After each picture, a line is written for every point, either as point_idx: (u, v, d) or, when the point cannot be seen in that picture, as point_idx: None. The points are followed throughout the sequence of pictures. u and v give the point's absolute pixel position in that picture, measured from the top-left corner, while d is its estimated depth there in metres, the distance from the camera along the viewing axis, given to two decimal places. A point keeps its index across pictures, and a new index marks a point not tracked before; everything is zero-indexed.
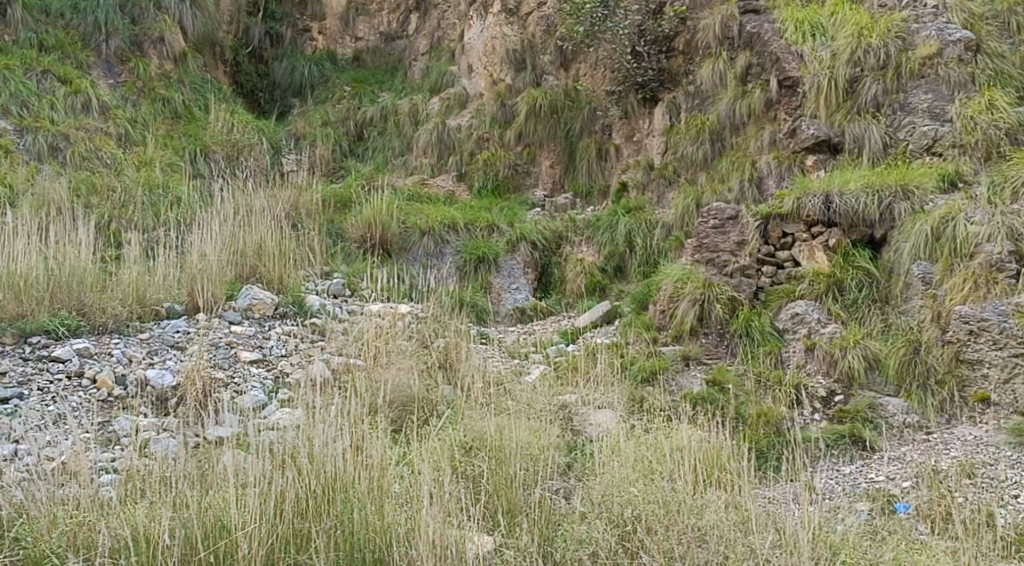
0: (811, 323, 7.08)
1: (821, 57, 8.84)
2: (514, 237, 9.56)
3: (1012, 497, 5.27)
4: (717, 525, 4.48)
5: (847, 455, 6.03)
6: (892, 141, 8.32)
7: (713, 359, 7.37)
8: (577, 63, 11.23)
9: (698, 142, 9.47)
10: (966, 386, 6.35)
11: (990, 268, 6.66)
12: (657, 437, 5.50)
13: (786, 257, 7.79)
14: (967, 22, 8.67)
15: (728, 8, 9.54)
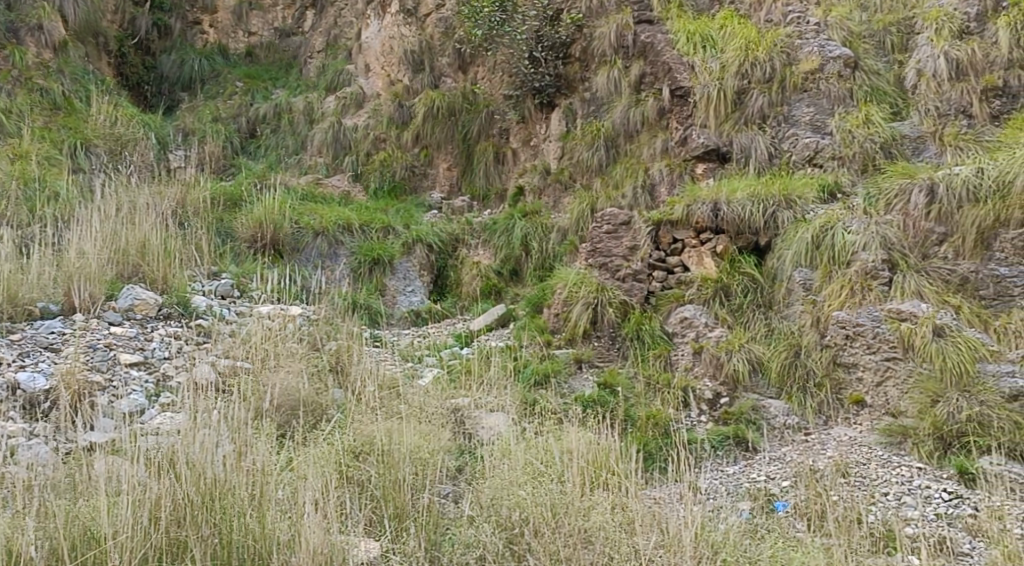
0: (699, 327, 7.29)
1: (711, 68, 9.08)
2: (409, 239, 9.49)
3: (882, 495, 5.53)
4: (603, 527, 4.54)
5: (730, 455, 6.21)
6: (777, 151, 8.62)
7: (605, 361, 7.47)
8: (475, 67, 11.22)
9: (593, 148, 9.60)
10: (843, 388, 6.59)
11: (865, 275, 6.96)
12: (547, 440, 5.56)
13: (677, 262, 8.02)
14: (847, 39, 9.06)
15: (623, 17, 9.78)
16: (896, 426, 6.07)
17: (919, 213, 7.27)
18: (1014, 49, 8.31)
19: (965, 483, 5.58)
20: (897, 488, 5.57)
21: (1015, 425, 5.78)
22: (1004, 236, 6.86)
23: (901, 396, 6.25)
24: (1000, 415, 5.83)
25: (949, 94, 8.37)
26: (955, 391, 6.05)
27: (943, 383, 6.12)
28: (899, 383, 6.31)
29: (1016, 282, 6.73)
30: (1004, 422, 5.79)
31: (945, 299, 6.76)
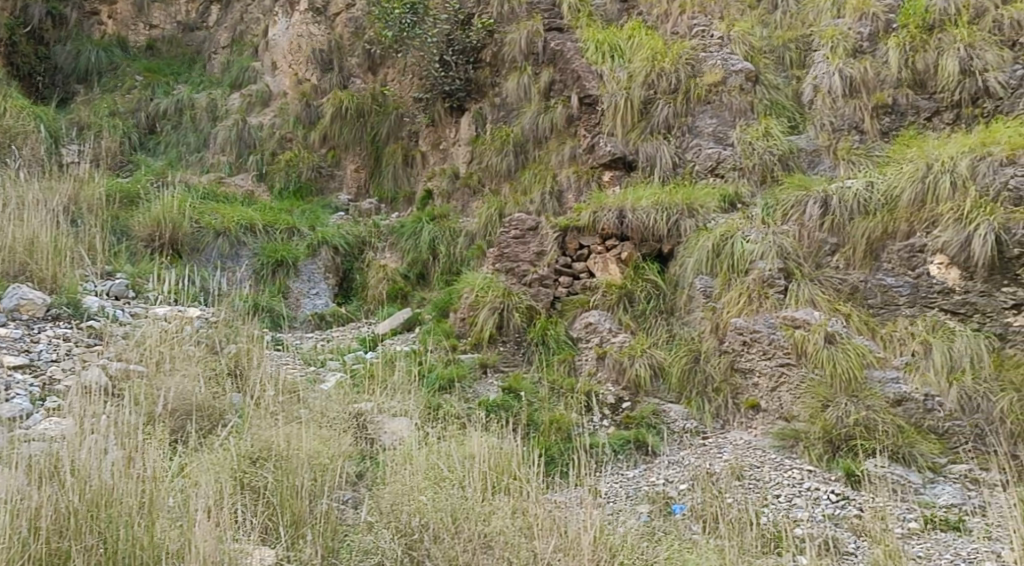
0: (603, 333, 7.40)
1: (619, 77, 9.27)
2: (314, 241, 9.34)
3: (774, 497, 5.72)
4: (503, 531, 4.57)
5: (631, 459, 6.32)
6: (681, 161, 8.81)
7: (510, 366, 7.49)
8: (385, 68, 11.19)
9: (502, 153, 9.64)
10: (740, 393, 6.77)
11: (762, 283, 7.15)
12: (449, 445, 5.54)
13: (582, 268, 8.10)
14: (748, 53, 9.33)
15: (533, 24, 9.87)
16: (788, 430, 6.26)
17: (814, 224, 7.52)
18: (904, 69, 8.58)
19: (852, 485, 5.79)
20: (789, 490, 5.76)
21: (898, 428, 6.03)
22: (891, 248, 7.14)
23: (793, 401, 6.43)
24: (885, 419, 6.07)
25: (844, 110, 8.67)
26: (843, 396, 6.27)
27: (833, 389, 6.32)
28: (792, 388, 6.48)
29: (901, 291, 6.96)
30: (888, 425, 6.03)
31: (837, 307, 6.98)
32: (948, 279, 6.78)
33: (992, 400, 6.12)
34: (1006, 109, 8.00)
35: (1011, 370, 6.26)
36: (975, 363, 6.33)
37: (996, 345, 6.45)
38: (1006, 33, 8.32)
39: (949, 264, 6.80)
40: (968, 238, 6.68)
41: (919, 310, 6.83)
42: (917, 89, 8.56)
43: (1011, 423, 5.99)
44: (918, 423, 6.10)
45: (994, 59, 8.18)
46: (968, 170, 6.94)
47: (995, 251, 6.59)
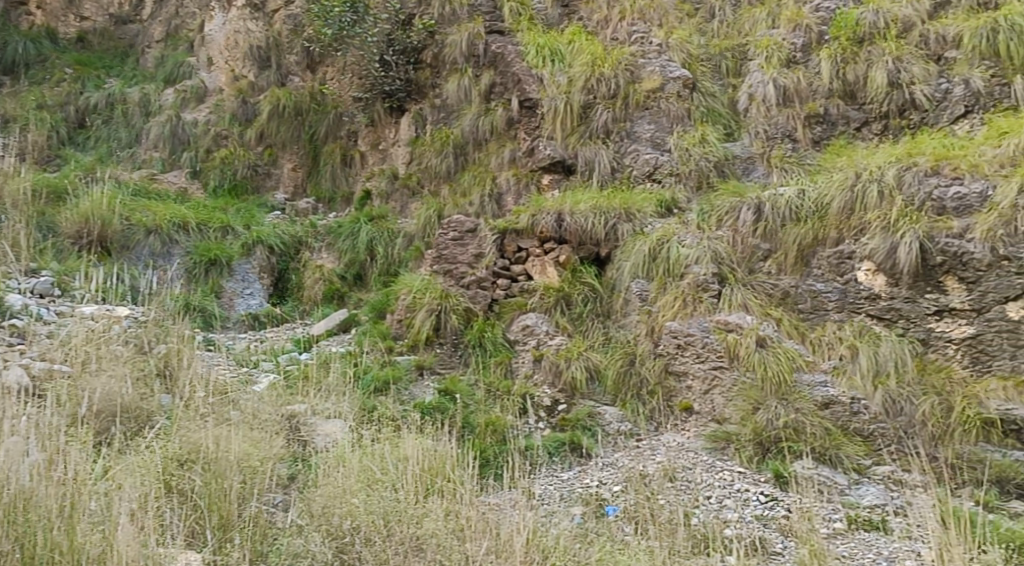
0: (540, 335, 7.43)
1: (559, 82, 9.32)
2: (249, 240, 9.20)
3: (705, 498, 5.79)
4: (435, 533, 4.58)
5: (566, 461, 6.35)
6: (619, 165, 8.88)
7: (446, 368, 7.47)
8: (323, 67, 11.04)
9: (442, 155, 9.62)
10: (674, 396, 6.86)
11: (697, 287, 7.24)
12: (383, 447, 5.50)
13: (520, 271, 8.14)
14: (685, 61, 9.51)
15: (474, 27, 9.89)
16: (720, 432, 6.37)
17: (747, 230, 7.68)
18: (835, 80, 8.76)
19: (780, 486, 5.91)
20: (720, 492, 5.85)
21: (825, 431, 6.17)
22: (821, 254, 7.27)
23: (726, 404, 6.53)
24: (813, 422, 6.20)
25: (777, 118, 8.84)
26: (773, 399, 6.36)
27: (764, 392, 6.42)
28: (725, 391, 6.58)
29: (830, 296, 7.08)
30: (816, 428, 6.17)
31: (768, 311, 7.10)
32: (875, 285, 6.92)
33: (915, 404, 6.29)
34: (931, 121, 8.22)
35: (933, 373, 6.49)
36: (899, 367, 6.50)
37: (919, 350, 6.63)
38: (932, 47, 8.57)
39: (876, 271, 6.93)
40: (894, 246, 6.81)
41: (847, 316, 6.96)
42: (847, 100, 8.75)
43: (933, 425, 6.18)
44: (845, 426, 6.21)
45: (921, 71, 8.40)
46: (894, 179, 7.11)
47: (920, 259, 6.73)
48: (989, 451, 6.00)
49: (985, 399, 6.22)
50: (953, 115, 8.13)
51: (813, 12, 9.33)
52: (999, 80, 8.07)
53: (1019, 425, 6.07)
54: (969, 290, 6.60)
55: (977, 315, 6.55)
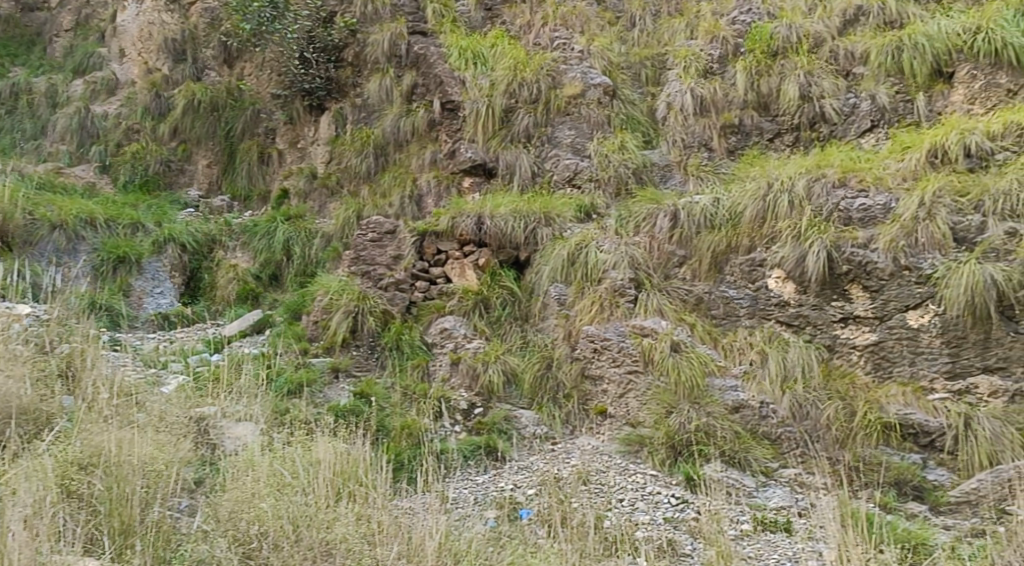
0: (458, 338, 7.41)
1: (481, 85, 9.35)
2: (160, 238, 8.95)
3: (617, 501, 5.84)
4: (345, 538, 4.54)
5: (481, 464, 6.32)
6: (540, 170, 8.94)
7: (362, 370, 7.39)
8: (241, 62, 10.86)
9: (362, 155, 9.52)
10: (589, 399, 6.92)
11: (614, 292, 7.33)
12: (294, 451, 5.42)
13: (439, 274, 8.11)
14: (606, 68, 9.63)
15: (397, 27, 9.84)
16: (634, 435, 6.44)
17: (663, 236, 7.81)
18: (750, 92, 8.93)
19: (691, 489, 6.01)
20: (632, 495, 5.91)
21: (735, 434, 6.28)
22: (734, 261, 7.45)
23: (640, 408, 6.62)
24: (723, 426, 6.32)
25: (695, 127, 8.98)
26: (686, 403, 6.48)
27: (676, 396, 6.54)
28: (639, 394, 6.67)
29: (741, 303, 7.25)
30: (726, 431, 6.28)
31: (682, 316, 7.24)
32: (785, 292, 7.11)
33: (820, 408, 6.43)
34: (839, 134, 8.49)
35: (837, 379, 6.66)
36: (807, 373, 6.67)
37: (825, 355, 6.82)
38: (841, 62, 8.81)
39: (786, 279, 7.12)
40: (803, 255, 7.01)
41: (758, 322, 7.14)
42: (761, 111, 8.93)
43: (837, 429, 6.32)
44: (754, 429, 6.34)
45: (831, 86, 8.64)
46: (804, 190, 7.33)
47: (827, 267, 6.93)
48: (889, 454, 6.17)
49: (885, 404, 6.39)
50: (860, 128, 8.40)
51: (730, 25, 9.53)
52: (903, 96, 8.39)
53: (917, 429, 6.24)
54: (872, 298, 6.80)
55: (880, 322, 6.75)
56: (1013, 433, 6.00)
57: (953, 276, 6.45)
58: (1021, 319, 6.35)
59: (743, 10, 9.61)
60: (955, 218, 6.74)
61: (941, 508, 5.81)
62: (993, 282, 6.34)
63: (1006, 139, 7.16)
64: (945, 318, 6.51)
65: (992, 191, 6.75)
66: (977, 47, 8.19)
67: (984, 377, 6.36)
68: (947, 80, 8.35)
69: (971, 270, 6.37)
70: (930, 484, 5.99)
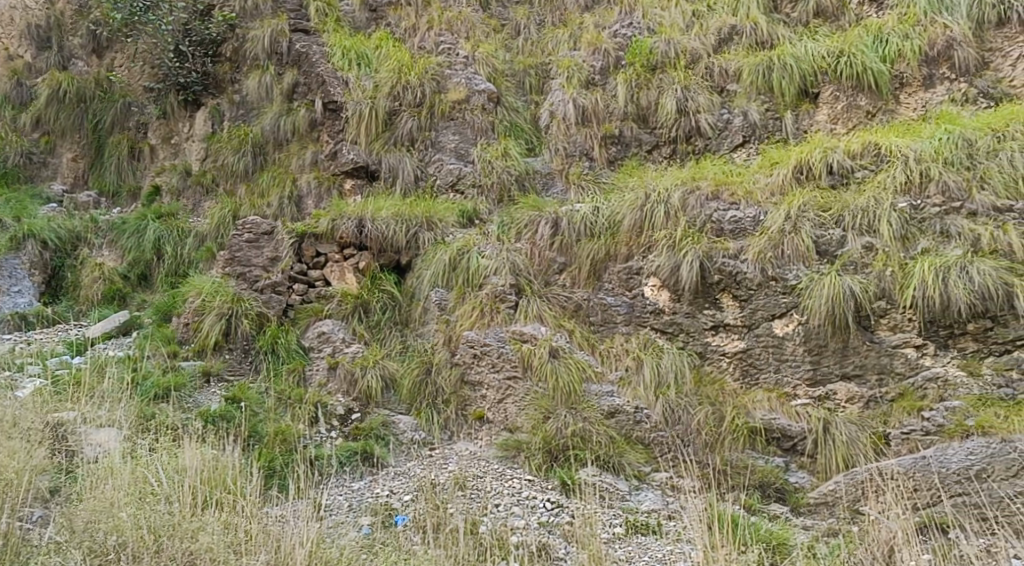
0: (336, 343, 7.29)
1: (364, 86, 9.27)
2: (19, 233, 8.47)
3: (494, 506, 5.85)
4: (211, 547, 4.55)
5: (357, 471, 6.23)
6: (423, 174, 8.92)
7: (235, 375, 7.18)
8: (111, 53, 10.40)
9: (239, 153, 9.26)
10: (468, 405, 6.93)
11: (494, 298, 7.36)
12: (159, 457, 5.29)
13: (318, 276, 7.95)
14: (490, 75, 9.73)
15: (278, 24, 9.62)
16: (511, 440, 6.47)
17: (545, 243, 7.90)
18: (630, 103, 9.13)
19: (566, 493, 6.08)
20: (508, 500, 5.93)
21: (610, 438, 6.39)
22: (612, 269, 7.58)
23: (518, 413, 6.65)
24: (599, 430, 6.42)
25: (576, 137, 9.11)
26: (563, 408, 6.57)
27: (554, 401, 6.62)
28: (517, 400, 6.71)
29: (619, 310, 7.38)
30: (601, 436, 6.38)
31: (561, 322, 7.33)
32: (660, 300, 7.28)
33: (692, 413, 6.61)
34: (713, 148, 8.78)
35: (708, 385, 6.87)
36: (679, 379, 6.85)
37: (697, 362, 7.04)
38: (715, 79, 9.11)
39: (661, 287, 7.30)
40: (678, 264, 7.20)
41: (634, 328, 7.29)
42: (640, 123, 9.14)
43: (707, 433, 6.50)
44: (628, 434, 6.47)
45: (706, 101, 8.92)
46: (679, 202, 7.53)
47: (699, 276, 7.14)
48: (754, 458, 6.38)
49: (752, 409, 6.61)
50: (732, 143, 8.72)
51: (611, 38, 9.74)
52: (772, 114, 8.76)
53: (780, 433, 6.47)
54: (741, 307, 7.04)
55: (749, 330, 6.99)
56: (867, 438, 6.33)
57: (816, 287, 6.76)
58: (877, 329, 6.70)
59: (624, 24, 9.85)
60: (819, 231, 7.05)
61: (801, 509, 6.08)
62: (852, 294, 6.67)
63: (865, 157, 7.52)
64: (808, 327, 6.79)
65: (851, 207, 7.11)
66: (840, 69, 8.64)
67: (842, 383, 6.66)
68: (813, 101, 8.77)
69: (832, 281, 6.70)
70: (791, 486, 6.24)
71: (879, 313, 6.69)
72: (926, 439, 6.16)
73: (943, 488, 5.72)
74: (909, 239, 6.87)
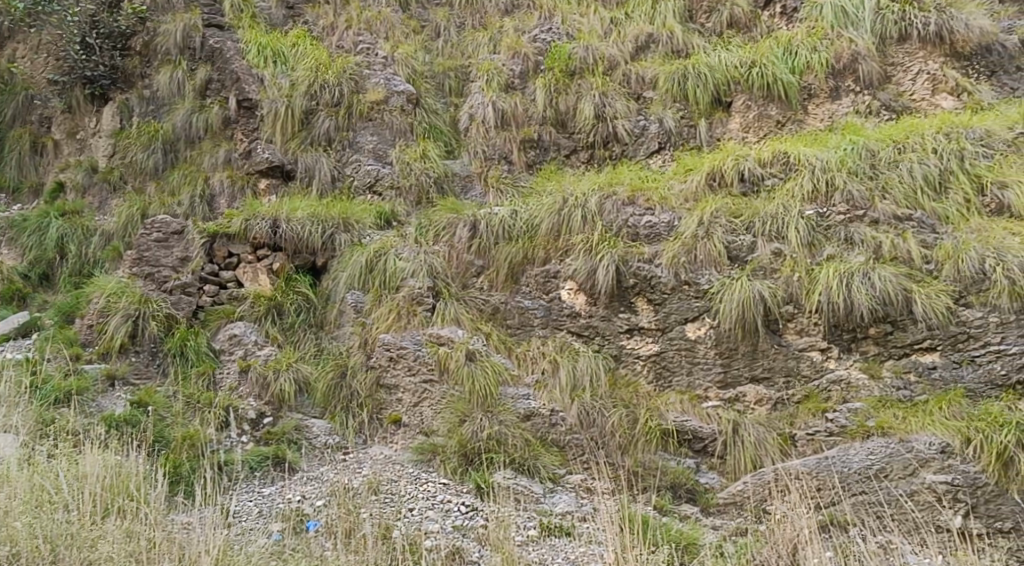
0: (248, 345, 7.13)
1: (280, 84, 9.12)
2: None
3: (408, 511, 5.81)
4: (109, 557, 4.48)
5: (268, 476, 6.13)
6: (340, 174, 8.81)
7: (141, 378, 6.96)
8: (13, 44, 10.01)
9: (149, 150, 9.01)
10: (383, 409, 6.84)
11: (411, 301, 7.30)
12: (58, 464, 5.13)
13: (230, 278, 7.76)
14: (409, 76, 9.70)
15: (190, 20, 9.40)
16: (427, 444, 6.43)
17: (462, 246, 7.88)
18: (548, 108, 9.18)
19: (481, 496, 6.07)
20: (423, 504, 5.90)
21: (525, 442, 6.40)
22: (529, 272, 7.62)
23: (433, 417, 6.61)
24: (514, 433, 6.42)
25: (495, 140, 9.10)
26: (479, 411, 6.54)
27: (471, 404, 6.59)
28: (433, 403, 6.67)
29: (536, 313, 7.42)
30: (517, 439, 6.39)
31: (478, 325, 7.33)
32: (576, 304, 7.35)
33: (606, 415, 6.65)
34: (630, 154, 8.89)
35: (622, 388, 6.94)
36: (594, 382, 6.90)
37: (612, 365, 7.10)
38: (633, 85, 9.24)
39: (577, 291, 7.37)
40: (594, 268, 7.27)
41: (551, 331, 7.33)
42: (558, 128, 9.19)
43: (620, 436, 6.56)
44: (543, 437, 6.49)
45: (623, 107, 9.04)
46: (596, 207, 7.61)
47: (615, 280, 7.22)
48: (666, 459, 6.47)
49: (665, 412, 6.69)
50: (649, 149, 8.84)
51: (531, 42, 9.77)
52: (687, 121, 8.92)
53: (692, 435, 6.59)
54: (656, 311, 7.15)
55: (663, 333, 7.10)
56: (773, 439, 6.49)
57: (727, 292, 6.91)
58: (784, 333, 6.88)
59: (544, 29, 9.91)
60: (731, 237, 7.22)
61: (711, 508, 6.20)
62: (761, 298, 6.83)
63: (775, 166, 7.73)
64: (719, 331, 6.94)
65: (761, 214, 7.30)
66: (752, 80, 8.87)
67: (751, 386, 6.82)
68: (726, 109, 8.97)
69: (742, 286, 6.85)
70: (701, 487, 6.35)
71: (786, 318, 6.86)
72: (830, 440, 6.36)
73: (844, 488, 5.90)
74: (816, 245, 7.07)
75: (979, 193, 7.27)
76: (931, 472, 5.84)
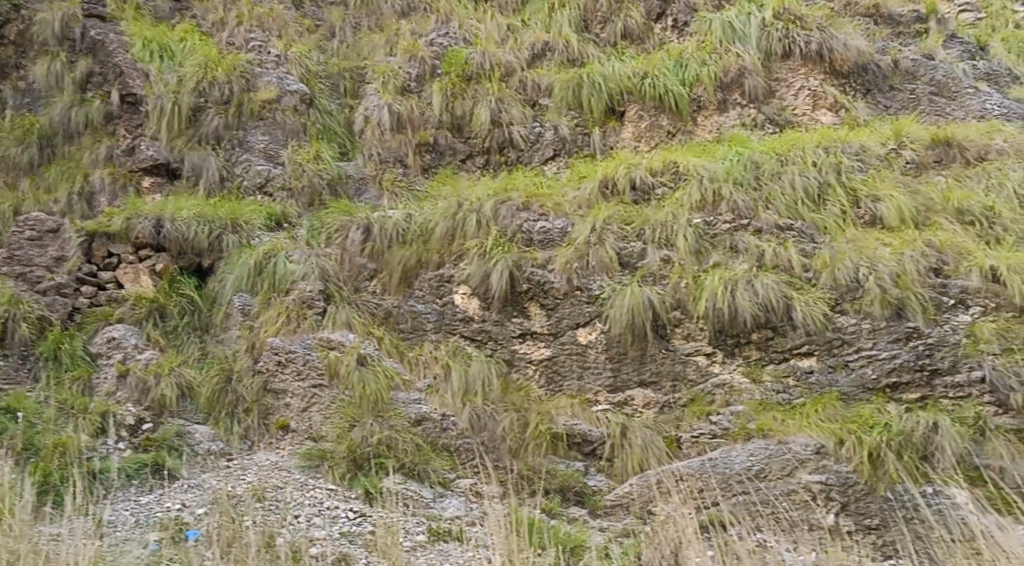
0: (127, 348, 6.87)
1: (166, 80, 8.82)
2: None
3: (293, 518, 5.64)
4: None
5: (146, 484, 5.88)
6: (229, 174, 8.57)
7: (9, 384, 6.52)
8: None
9: (23, 144, 8.57)
10: (270, 414, 6.65)
11: (301, 304, 7.14)
12: None
13: (109, 278, 7.43)
14: (303, 75, 9.53)
15: (71, 7, 9.09)
16: (314, 450, 6.29)
17: (355, 249, 7.77)
18: (444, 112, 9.16)
19: (369, 502, 5.97)
20: (309, 510, 5.76)
21: (415, 446, 6.36)
22: (422, 277, 7.59)
23: (322, 421, 6.48)
24: (404, 438, 6.37)
25: (390, 143, 9.02)
26: (370, 416, 6.46)
27: (360, 409, 6.50)
28: (322, 408, 6.54)
29: (429, 318, 7.38)
30: (407, 444, 6.34)
31: (370, 330, 7.22)
32: (470, 308, 7.36)
33: (497, 419, 6.66)
34: (525, 160, 8.94)
35: (514, 392, 6.95)
36: (486, 387, 6.90)
37: (504, 369, 7.10)
38: (528, 92, 9.33)
39: (471, 295, 7.38)
40: (487, 272, 7.31)
41: (443, 336, 7.30)
42: (454, 133, 9.16)
43: (510, 440, 6.57)
44: (434, 441, 6.44)
45: (518, 114, 9.10)
46: (490, 212, 7.65)
47: (508, 285, 7.26)
48: (556, 462, 6.50)
49: (554, 416, 6.77)
50: (543, 156, 8.91)
51: (427, 46, 9.75)
52: (581, 129, 9.04)
53: (580, 438, 6.67)
54: (548, 316, 7.22)
55: (554, 338, 7.17)
56: (660, 442, 6.60)
57: (617, 297, 7.03)
58: (671, 338, 7.03)
59: (440, 33, 9.92)
60: (622, 244, 7.36)
61: (598, 511, 6.22)
62: (650, 304, 6.99)
63: (664, 175, 7.95)
64: (609, 336, 7.04)
65: (651, 222, 7.46)
66: (644, 90, 9.06)
67: (640, 390, 6.93)
68: (619, 118, 9.13)
69: (632, 291, 6.99)
70: (590, 489, 6.39)
71: (673, 323, 7.03)
72: (713, 442, 6.54)
73: (725, 488, 6.07)
74: (702, 253, 7.26)
75: (854, 205, 7.61)
76: (807, 472, 6.04)
